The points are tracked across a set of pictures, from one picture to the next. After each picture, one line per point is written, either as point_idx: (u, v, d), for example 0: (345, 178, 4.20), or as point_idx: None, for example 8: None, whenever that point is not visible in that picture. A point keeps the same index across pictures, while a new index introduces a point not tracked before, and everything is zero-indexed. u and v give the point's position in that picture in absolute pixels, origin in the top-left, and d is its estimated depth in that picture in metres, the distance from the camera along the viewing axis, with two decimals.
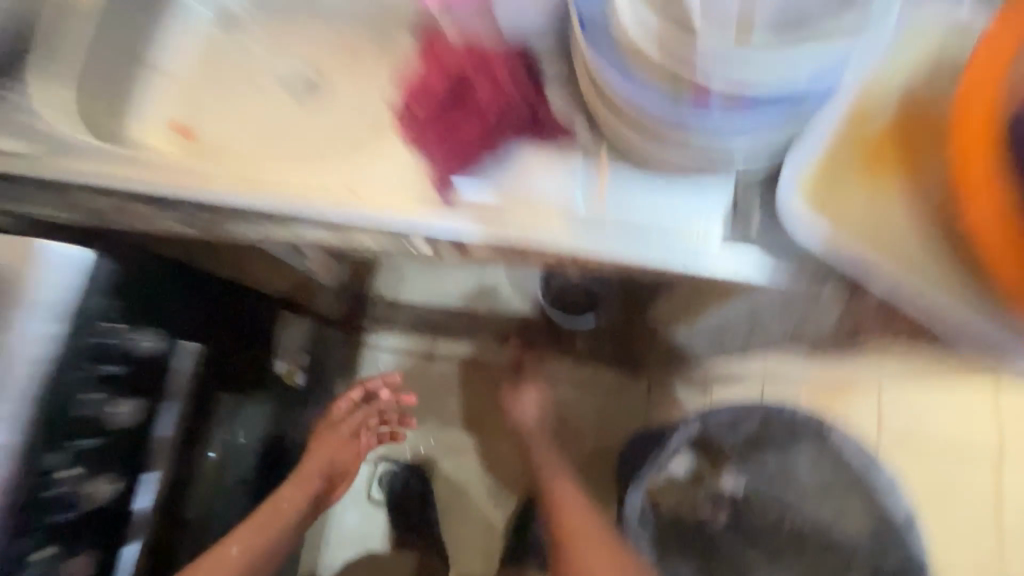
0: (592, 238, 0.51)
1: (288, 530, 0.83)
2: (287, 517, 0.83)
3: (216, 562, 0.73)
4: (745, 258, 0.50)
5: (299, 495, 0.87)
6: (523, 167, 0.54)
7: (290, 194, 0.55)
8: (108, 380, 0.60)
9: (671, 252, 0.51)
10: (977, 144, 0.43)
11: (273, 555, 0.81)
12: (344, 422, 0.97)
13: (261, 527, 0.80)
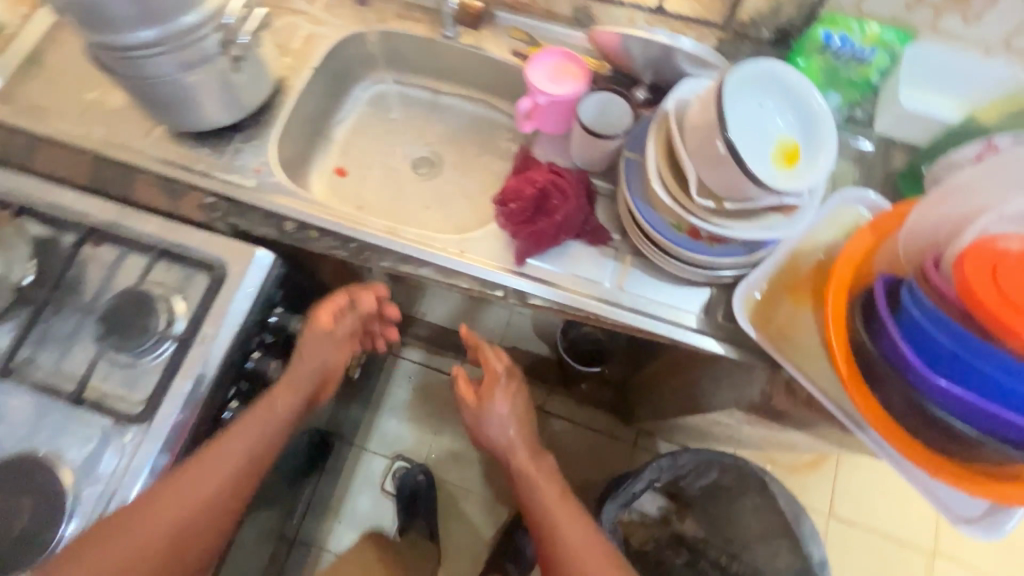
0: (617, 312, 0.78)
1: (261, 449, 0.73)
2: (277, 422, 0.75)
3: (216, 456, 0.69)
4: (714, 342, 0.76)
5: (286, 398, 0.77)
6: (575, 255, 0.81)
7: (429, 244, 0.83)
8: (262, 344, 0.84)
9: (667, 330, 0.77)
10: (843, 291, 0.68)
11: (240, 480, 0.69)
12: (328, 327, 0.84)
13: (252, 425, 0.73)
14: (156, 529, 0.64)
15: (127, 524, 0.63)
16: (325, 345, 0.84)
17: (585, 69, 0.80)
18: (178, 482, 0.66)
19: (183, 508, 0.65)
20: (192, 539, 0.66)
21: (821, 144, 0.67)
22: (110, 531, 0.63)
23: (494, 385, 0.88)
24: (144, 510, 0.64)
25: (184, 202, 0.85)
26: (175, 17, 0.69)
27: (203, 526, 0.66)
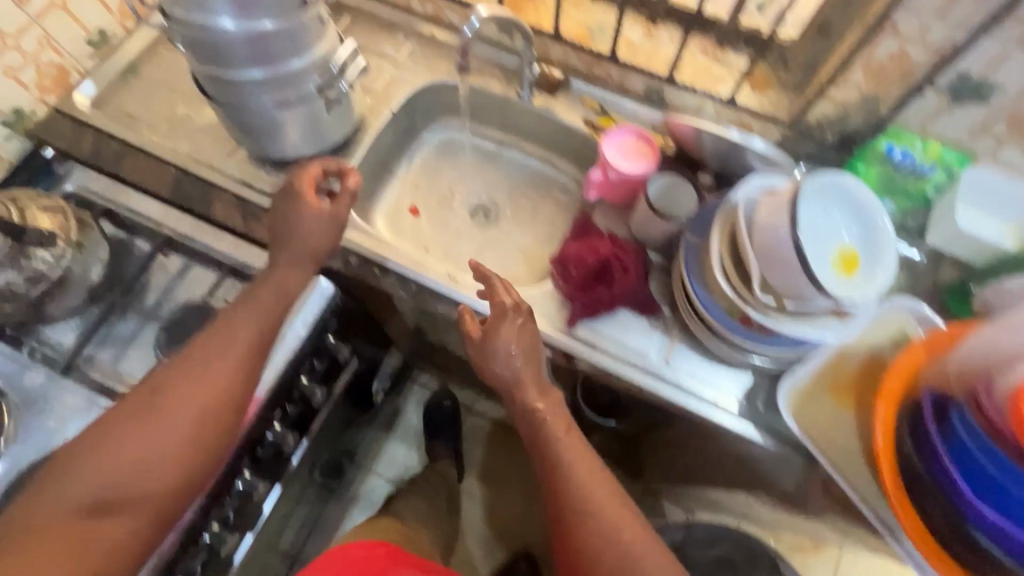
0: (659, 384, 0.80)
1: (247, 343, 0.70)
2: (275, 310, 0.72)
3: (224, 336, 0.67)
4: (752, 430, 0.77)
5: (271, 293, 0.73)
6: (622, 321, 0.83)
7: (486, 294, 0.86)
8: (311, 369, 0.87)
9: (706, 412, 0.79)
10: (888, 400, 0.71)
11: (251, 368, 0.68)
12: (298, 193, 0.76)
13: (252, 317, 0.69)
14: (173, 416, 0.61)
15: (142, 416, 0.60)
16: (288, 210, 0.76)
17: (656, 151, 0.84)
18: (188, 370, 0.64)
19: (196, 393, 0.62)
20: (212, 428, 0.63)
21: (881, 262, 0.69)
22: (123, 419, 0.60)
23: (501, 320, 0.75)
24: (155, 401, 0.61)
25: (257, 225, 0.89)
26: (283, 64, 0.75)
27: (209, 421, 0.63)
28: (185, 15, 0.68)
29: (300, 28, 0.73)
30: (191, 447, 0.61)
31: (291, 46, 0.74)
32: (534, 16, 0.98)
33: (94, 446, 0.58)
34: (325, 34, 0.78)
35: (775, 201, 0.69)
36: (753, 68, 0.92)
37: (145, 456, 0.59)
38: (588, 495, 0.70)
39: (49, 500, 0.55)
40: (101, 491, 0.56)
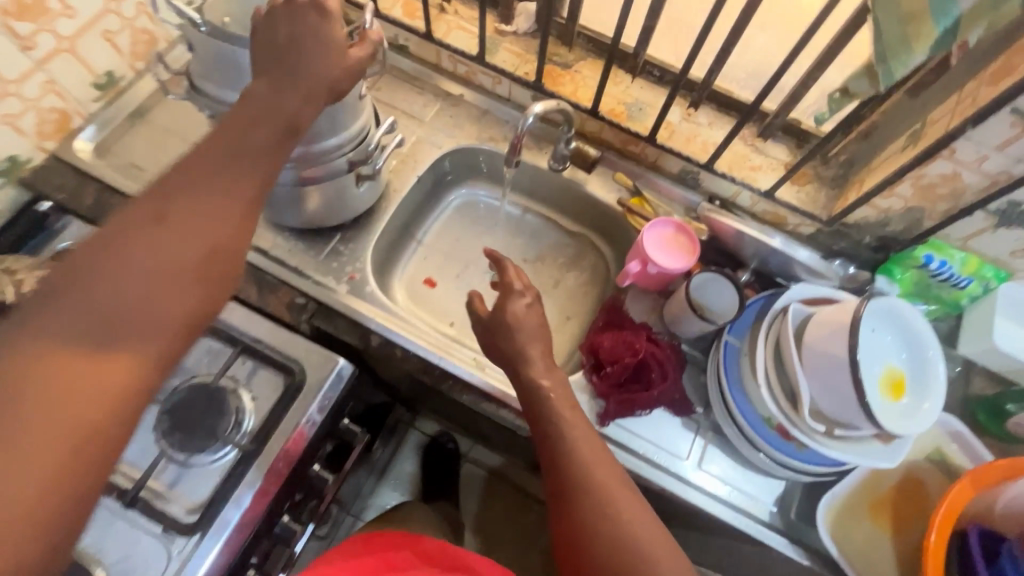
0: (691, 492, 0.77)
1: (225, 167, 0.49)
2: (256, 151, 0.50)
3: (246, 124, 0.50)
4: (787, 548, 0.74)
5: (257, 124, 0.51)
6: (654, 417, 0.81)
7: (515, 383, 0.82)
8: (320, 454, 0.82)
9: (739, 525, 0.76)
10: (942, 526, 0.65)
11: (218, 236, 0.47)
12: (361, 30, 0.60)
13: (222, 158, 0.49)
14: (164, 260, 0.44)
15: (109, 261, 0.43)
16: (297, 28, 0.52)
17: (697, 248, 0.82)
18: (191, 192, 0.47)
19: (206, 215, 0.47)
20: (224, 270, 0.47)
21: (928, 392, 0.67)
22: (78, 274, 0.42)
23: (508, 298, 0.72)
24: (167, 212, 0.46)
25: (272, 298, 0.83)
26: (314, 142, 0.71)
27: (243, 228, 0.49)
28: (215, 91, 0.66)
29: (334, 107, 0.68)
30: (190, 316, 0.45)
31: (324, 124, 0.70)
32: (571, 88, 0.95)
33: (63, 295, 0.41)
34: (362, 110, 0.74)
35: (826, 323, 0.67)
36: (792, 160, 0.90)
37: (127, 322, 0.42)
38: (587, 475, 0.63)
39: (57, 314, 0.40)
40: (114, 307, 0.42)
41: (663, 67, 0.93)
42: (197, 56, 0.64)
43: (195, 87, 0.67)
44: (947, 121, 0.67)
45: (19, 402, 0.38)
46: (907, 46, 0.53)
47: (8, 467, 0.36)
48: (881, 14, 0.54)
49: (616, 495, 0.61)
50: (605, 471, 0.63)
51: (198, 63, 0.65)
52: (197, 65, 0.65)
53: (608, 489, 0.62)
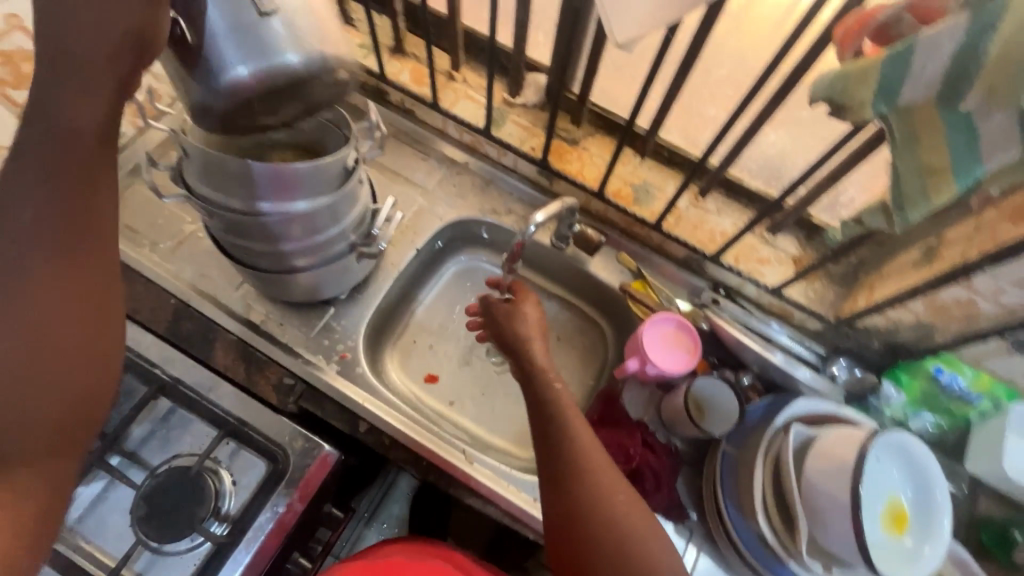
0: None
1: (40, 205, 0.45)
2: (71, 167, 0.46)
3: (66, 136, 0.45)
4: None
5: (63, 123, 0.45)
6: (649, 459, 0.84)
7: (504, 480, 0.79)
8: (299, 545, 0.80)
9: None
10: None
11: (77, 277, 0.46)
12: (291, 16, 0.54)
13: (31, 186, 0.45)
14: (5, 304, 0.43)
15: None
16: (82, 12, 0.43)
17: (698, 347, 0.81)
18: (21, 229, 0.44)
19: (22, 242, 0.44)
20: (94, 308, 0.48)
21: (930, 535, 0.64)
22: None
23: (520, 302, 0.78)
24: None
25: (260, 377, 0.81)
26: (316, 234, 0.72)
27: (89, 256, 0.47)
28: (210, 193, 0.64)
29: (338, 200, 0.69)
30: (80, 332, 0.47)
31: (328, 216, 0.70)
32: (578, 165, 0.93)
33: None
34: (361, 197, 0.74)
35: (826, 459, 0.64)
36: (802, 255, 0.88)
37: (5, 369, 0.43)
38: (574, 456, 0.65)
39: None
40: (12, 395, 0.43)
41: (672, 149, 0.89)
42: (191, 159, 0.62)
43: (189, 189, 0.65)
44: (963, 250, 0.65)
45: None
46: (925, 197, 0.51)
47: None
48: (899, 163, 0.52)
49: (599, 475, 0.64)
50: (593, 454, 0.65)
51: (193, 166, 0.63)
52: (192, 168, 0.63)
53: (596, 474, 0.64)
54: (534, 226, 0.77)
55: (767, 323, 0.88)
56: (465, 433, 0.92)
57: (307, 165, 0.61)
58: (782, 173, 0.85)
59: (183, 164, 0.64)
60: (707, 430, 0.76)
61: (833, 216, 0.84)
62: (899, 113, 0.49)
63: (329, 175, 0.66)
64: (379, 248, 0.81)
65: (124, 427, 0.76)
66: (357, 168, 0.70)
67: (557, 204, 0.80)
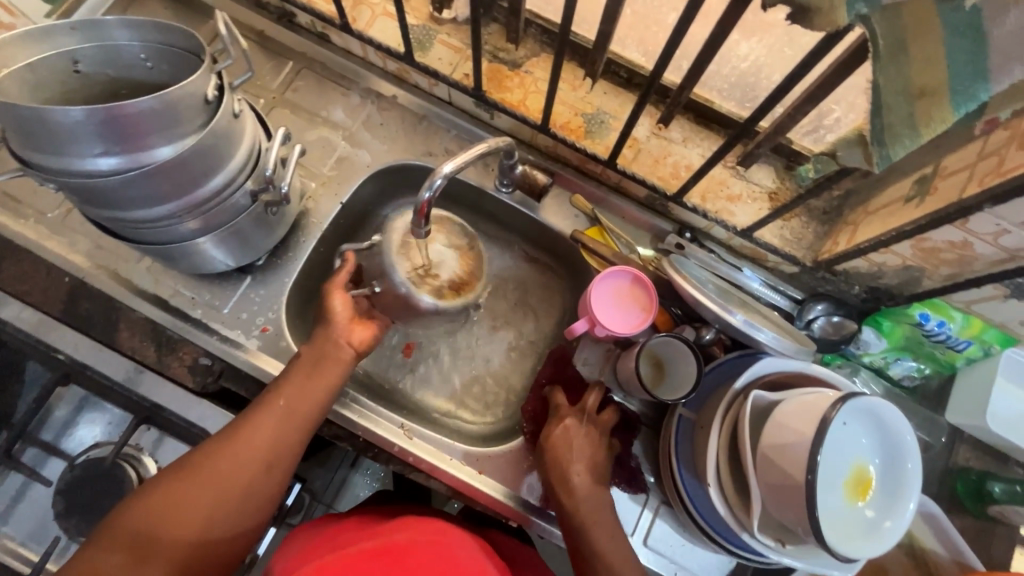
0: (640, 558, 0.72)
1: (295, 389, 0.63)
2: (317, 368, 0.65)
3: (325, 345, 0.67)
4: None
5: (318, 356, 0.66)
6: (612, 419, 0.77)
7: (447, 454, 0.75)
8: None
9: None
10: None
11: (283, 423, 0.61)
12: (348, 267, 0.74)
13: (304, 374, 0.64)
14: (216, 481, 0.56)
15: (217, 459, 0.57)
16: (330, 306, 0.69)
17: (654, 304, 0.72)
18: (236, 423, 0.60)
19: (243, 454, 0.58)
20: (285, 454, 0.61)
21: (892, 507, 0.59)
22: (214, 449, 0.58)
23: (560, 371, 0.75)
24: (249, 421, 0.60)
25: (172, 360, 0.73)
26: (197, 187, 0.60)
27: (298, 409, 0.62)
28: (44, 160, 0.52)
29: (210, 141, 0.57)
30: (273, 445, 0.60)
31: (207, 162, 0.59)
32: (520, 94, 0.79)
33: (137, 537, 0.52)
34: (244, 133, 0.62)
35: (785, 432, 0.57)
36: (779, 190, 0.76)
37: (176, 533, 0.53)
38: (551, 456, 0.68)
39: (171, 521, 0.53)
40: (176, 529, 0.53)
41: (630, 67, 0.75)
42: (6, 124, 0.50)
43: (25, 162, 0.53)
44: (960, 185, 0.53)
45: (176, 510, 0.54)
46: (911, 129, 0.39)
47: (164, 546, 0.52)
48: (881, 82, 0.39)
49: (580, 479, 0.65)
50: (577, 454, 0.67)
51: (13, 132, 0.51)
52: (13, 134, 0.51)
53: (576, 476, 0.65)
54: (440, 180, 0.59)
55: (737, 269, 0.79)
56: (411, 398, 0.84)
57: (147, 99, 0.50)
58: (756, 93, 0.70)
59: (5, 133, 0.52)
60: (660, 397, 0.71)
61: (815, 141, 0.71)
62: (884, 14, 0.36)
63: (187, 105, 0.54)
64: (282, 191, 0.67)
65: (40, 414, 0.74)
66: (223, 96, 0.57)
67: (481, 146, 0.63)
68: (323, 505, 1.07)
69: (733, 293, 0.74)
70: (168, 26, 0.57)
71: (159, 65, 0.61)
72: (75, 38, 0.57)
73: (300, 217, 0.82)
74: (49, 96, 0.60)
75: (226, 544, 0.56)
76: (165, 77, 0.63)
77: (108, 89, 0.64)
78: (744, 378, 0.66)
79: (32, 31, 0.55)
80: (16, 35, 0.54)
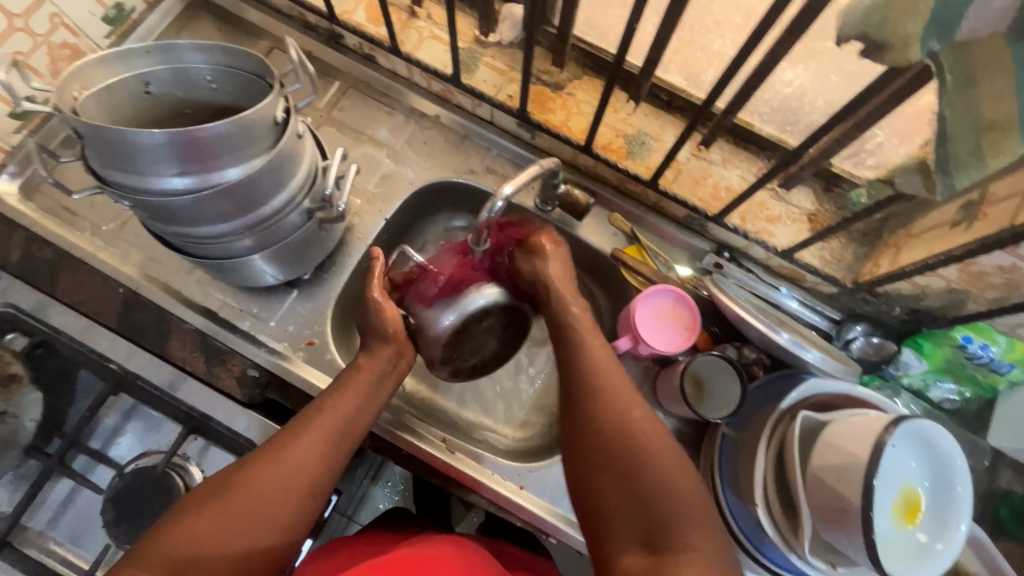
0: None
1: (337, 411, 0.63)
2: (361, 392, 0.66)
3: (370, 369, 0.67)
4: None
5: (364, 377, 0.67)
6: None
7: (488, 469, 0.76)
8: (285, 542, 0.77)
9: None
10: None
11: (324, 446, 0.60)
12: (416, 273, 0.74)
13: (350, 393, 0.65)
14: (251, 507, 0.55)
15: (253, 480, 0.56)
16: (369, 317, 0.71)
17: (698, 323, 0.73)
18: (275, 442, 0.59)
19: (288, 478, 0.57)
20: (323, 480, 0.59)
21: (943, 530, 0.59)
22: (251, 470, 0.57)
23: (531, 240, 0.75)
24: (287, 442, 0.59)
25: (221, 371, 0.74)
26: (260, 206, 0.62)
27: (340, 432, 0.62)
28: (121, 178, 0.54)
29: (276, 162, 0.59)
30: (312, 467, 0.59)
31: (271, 183, 0.61)
32: (563, 115, 0.81)
33: (174, 560, 0.50)
34: (305, 153, 0.64)
35: (835, 452, 0.58)
36: (819, 212, 0.77)
37: (206, 564, 0.51)
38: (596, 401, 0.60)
39: (202, 544, 0.52)
40: (206, 553, 0.52)
41: (671, 91, 0.78)
42: (90, 144, 0.53)
43: (102, 180, 0.55)
44: (1010, 210, 0.54)
45: (205, 533, 0.52)
46: (979, 160, 0.40)
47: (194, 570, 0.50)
48: (946, 114, 0.40)
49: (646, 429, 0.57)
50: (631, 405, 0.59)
51: (95, 151, 0.53)
52: (95, 153, 0.54)
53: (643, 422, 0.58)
54: (500, 202, 0.62)
55: (774, 288, 0.80)
56: (450, 412, 0.85)
57: (224, 123, 0.52)
58: (799, 117, 0.72)
59: (86, 152, 0.55)
60: (703, 415, 0.71)
61: (857, 165, 0.72)
62: (952, 52, 0.38)
63: (257, 128, 0.56)
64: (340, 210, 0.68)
65: (90, 423, 0.75)
66: (290, 118, 0.60)
67: (534, 168, 0.67)
68: (344, 516, 1.09)
69: (772, 313, 0.75)
70: (236, 50, 0.59)
71: (224, 86, 0.64)
72: (148, 60, 0.60)
73: (346, 232, 0.84)
74: (121, 116, 0.63)
75: (259, 572, 0.54)
76: (228, 98, 0.65)
77: (173, 108, 0.66)
78: (791, 399, 0.67)
79: (110, 53, 0.57)
80: (96, 57, 0.57)
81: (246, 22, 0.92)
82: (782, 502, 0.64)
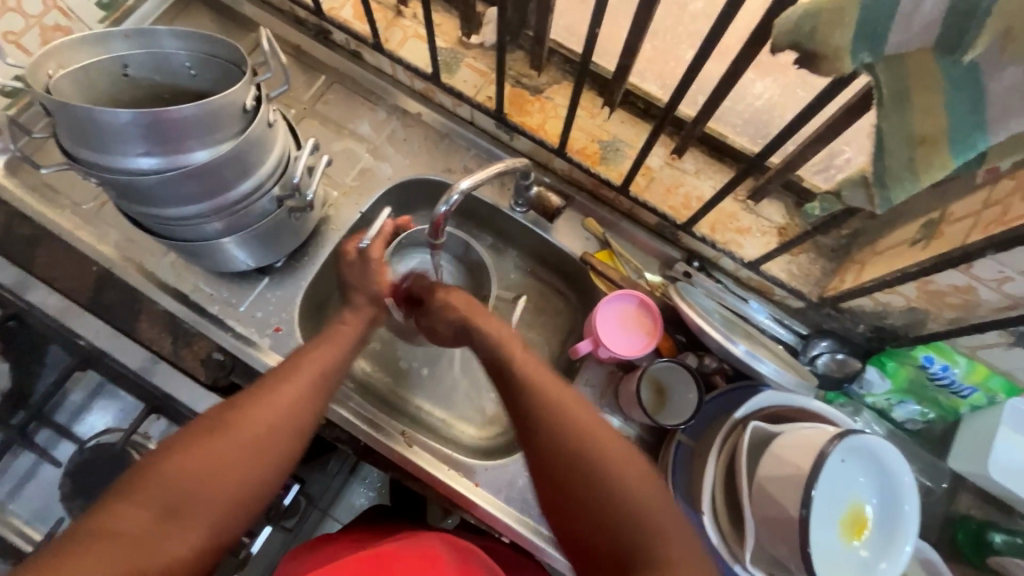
0: None
1: (322, 354, 0.63)
2: (346, 341, 0.66)
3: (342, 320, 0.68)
4: None
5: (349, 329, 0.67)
6: None
7: (444, 465, 0.76)
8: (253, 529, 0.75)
9: None
10: None
11: (313, 385, 0.61)
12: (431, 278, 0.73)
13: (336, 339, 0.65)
14: (245, 441, 0.54)
15: (243, 417, 0.56)
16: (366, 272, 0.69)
17: (659, 330, 0.74)
18: (261, 383, 0.59)
19: (277, 413, 0.57)
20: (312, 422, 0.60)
21: (887, 548, 0.59)
22: (240, 409, 0.56)
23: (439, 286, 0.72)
24: (275, 383, 0.59)
25: (186, 352, 0.75)
26: (229, 190, 0.63)
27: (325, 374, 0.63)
28: (90, 156, 0.56)
29: (244, 147, 0.60)
30: (301, 406, 0.59)
31: (238, 169, 0.62)
32: (540, 118, 0.82)
33: (165, 495, 0.49)
34: (274, 141, 0.66)
35: (782, 465, 0.57)
36: (788, 225, 0.77)
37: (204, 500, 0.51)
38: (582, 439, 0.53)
39: (201, 481, 0.51)
40: (205, 485, 0.51)
41: (648, 99, 0.78)
42: (60, 122, 0.54)
43: (71, 156, 0.57)
44: (963, 228, 0.54)
45: (203, 467, 0.52)
46: (912, 174, 0.42)
47: (197, 504, 0.50)
48: (883, 127, 0.41)
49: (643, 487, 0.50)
50: (632, 477, 0.51)
51: (65, 128, 0.55)
52: (64, 130, 0.55)
53: (636, 498, 0.49)
54: (457, 195, 0.62)
55: (743, 300, 0.80)
56: (414, 406, 0.85)
57: (191, 107, 0.53)
58: (768, 130, 0.73)
59: (58, 129, 0.56)
60: (659, 421, 0.71)
61: (826, 179, 0.73)
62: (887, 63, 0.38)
63: (223, 114, 0.57)
64: (308, 200, 0.70)
65: (56, 397, 0.76)
66: (260, 106, 0.61)
67: (498, 165, 0.65)
68: (319, 509, 1.04)
69: (738, 324, 0.74)
70: (213, 39, 0.61)
71: (203, 73, 0.65)
72: (127, 44, 0.61)
73: (321, 223, 0.85)
74: (100, 96, 0.64)
75: (259, 504, 0.54)
76: (207, 85, 0.67)
77: (152, 92, 0.68)
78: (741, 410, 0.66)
79: (89, 36, 0.59)
80: (74, 39, 0.58)
81: (239, 14, 0.93)
82: (727, 515, 0.64)
